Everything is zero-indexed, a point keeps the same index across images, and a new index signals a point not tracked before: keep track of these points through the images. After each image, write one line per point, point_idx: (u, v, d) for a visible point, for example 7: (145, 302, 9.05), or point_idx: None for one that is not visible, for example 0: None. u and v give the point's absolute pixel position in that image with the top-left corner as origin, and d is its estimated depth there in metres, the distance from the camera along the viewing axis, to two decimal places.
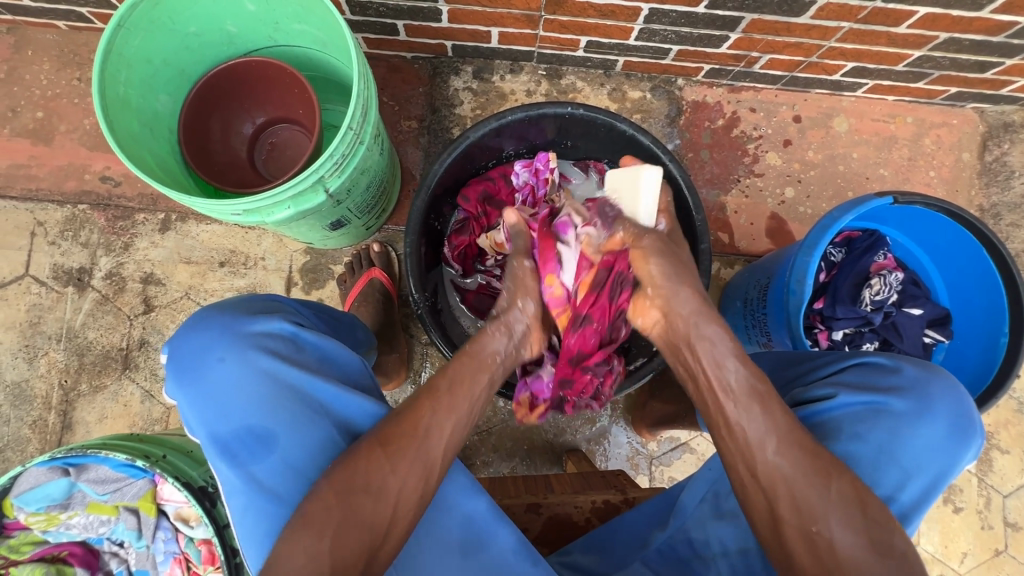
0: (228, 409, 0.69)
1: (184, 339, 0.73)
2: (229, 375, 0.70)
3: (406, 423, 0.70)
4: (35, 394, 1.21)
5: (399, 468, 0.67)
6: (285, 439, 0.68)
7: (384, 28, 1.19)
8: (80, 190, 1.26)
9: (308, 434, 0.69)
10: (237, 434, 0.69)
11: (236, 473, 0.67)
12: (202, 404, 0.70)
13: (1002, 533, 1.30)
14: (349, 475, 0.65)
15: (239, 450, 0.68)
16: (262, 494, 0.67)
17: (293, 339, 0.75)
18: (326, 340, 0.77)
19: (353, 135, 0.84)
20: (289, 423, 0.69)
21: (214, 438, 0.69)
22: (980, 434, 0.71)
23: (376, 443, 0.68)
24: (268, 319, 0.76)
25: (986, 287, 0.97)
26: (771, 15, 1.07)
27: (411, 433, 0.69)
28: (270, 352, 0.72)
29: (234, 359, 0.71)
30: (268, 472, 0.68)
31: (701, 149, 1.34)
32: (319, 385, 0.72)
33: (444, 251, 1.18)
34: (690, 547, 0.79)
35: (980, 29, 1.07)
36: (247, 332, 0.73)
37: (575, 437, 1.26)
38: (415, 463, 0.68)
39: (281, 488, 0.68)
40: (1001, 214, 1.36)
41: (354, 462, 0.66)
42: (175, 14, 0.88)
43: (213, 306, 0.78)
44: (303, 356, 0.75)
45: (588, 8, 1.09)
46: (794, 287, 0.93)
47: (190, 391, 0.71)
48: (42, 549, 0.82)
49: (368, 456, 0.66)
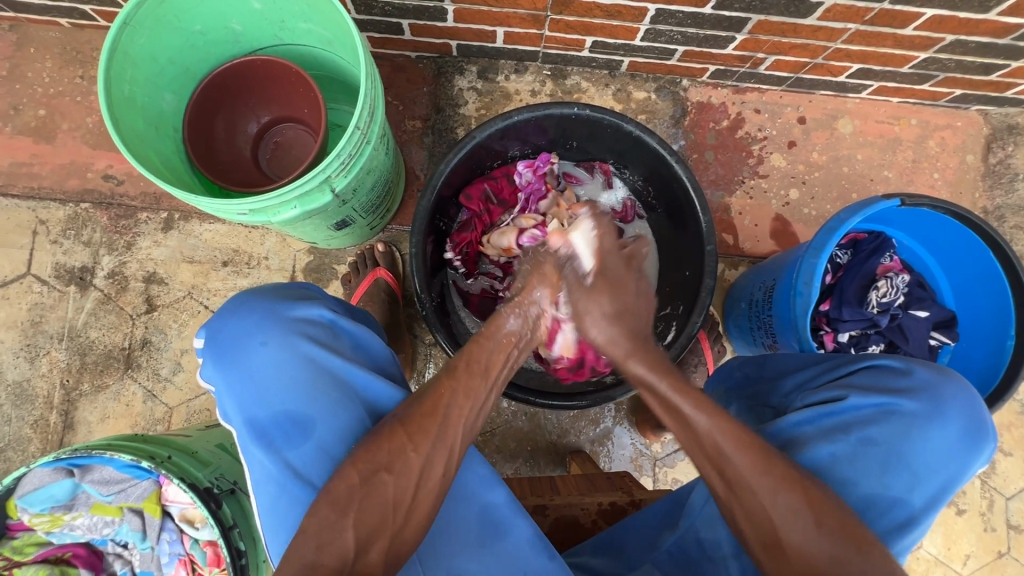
0: (268, 393, 0.70)
1: (225, 322, 0.74)
2: (270, 358, 0.71)
3: (427, 403, 0.70)
4: (36, 394, 1.20)
5: (421, 448, 0.67)
6: (322, 424, 0.69)
7: (389, 28, 1.19)
8: (82, 189, 1.25)
9: (344, 420, 0.70)
10: (276, 418, 0.69)
11: (272, 457, 0.68)
12: (242, 386, 0.70)
13: (1005, 535, 1.30)
14: (370, 455, 0.65)
15: (275, 436, 0.69)
16: (295, 478, 0.68)
17: (330, 326, 0.76)
18: (362, 329, 0.78)
19: (360, 135, 0.84)
20: (327, 409, 0.70)
21: (251, 421, 0.69)
22: (991, 438, 0.71)
23: (397, 425, 0.68)
24: (309, 304, 0.76)
25: (992, 290, 0.97)
26: (777, 16, 1.07)
27: (431, 412, 0.69)
28: (311, 337, 0.73)
29: (277, 342, 0.72)
30: (303, 458, 0.68)
31: (705, 150, 1.34)
32: (357, 371, 0.73)
33: (447, 249, 1.16)
34: (701, 548, 0.79)
35: (987, 31, 1.07)
36: (290, 316, 0.74)
37: (579, 438, 1.26)
38: (435, 444, 0.68)
39: (315, 473, 0.68)
40: (1004, 216, 1.36)
41: (376, 443, 0.66)
42: (180, 12, 0.88)
43: (253, 291, 0.80)
44: (341, 343, 0.75)
45: (595, 8, 1.09)
46: (801, 289, 0.93)
47: (229, 374, 0.71)
48: (46, 550, 0.81)
49: (390, 436, 0.67)
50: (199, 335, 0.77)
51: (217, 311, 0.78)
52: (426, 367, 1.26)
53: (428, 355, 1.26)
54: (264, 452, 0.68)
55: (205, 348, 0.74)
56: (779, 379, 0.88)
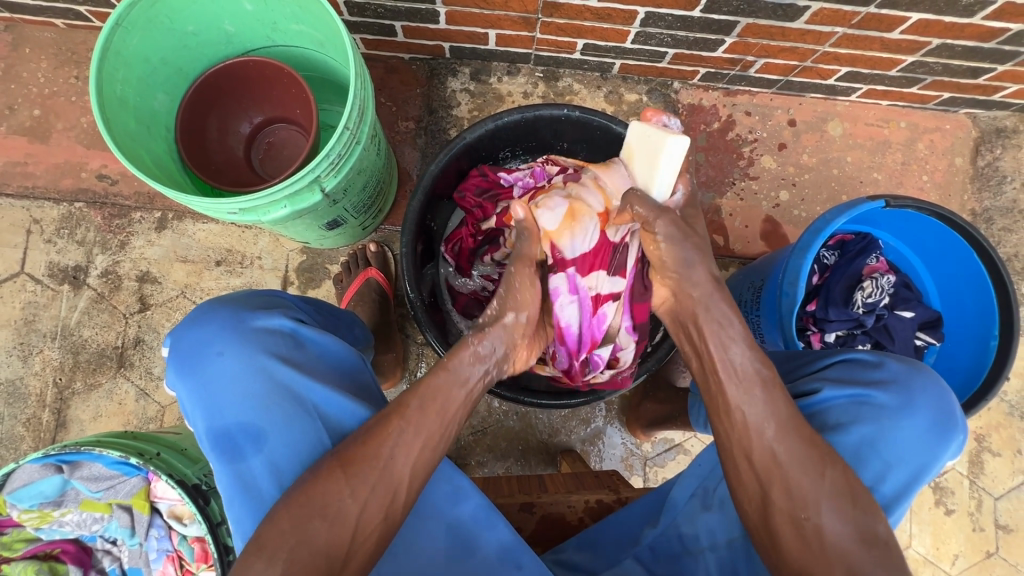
0: (223, 405, 0.70)
1: (187, 332, 0.75)
2: (227, 368, 0.71)
3: (371, 443, 0.68)
4: (29, 392, 1.21)
5: (358, 493, 0.66)
6: (275, 436, 0.70)
7: (382, 30, 1.20)
8: (76, 188, 1.26)
9: (296, 433, 0.70)
10: (231, 429, 0.70)
11: (225, 471, 0.69)
12: (200, 396, 0.71)
13: (993, 535, 1.31)
14: (304, 500, 0.64)
15: (230, 446, 0.69)
16: (246, 493, 0.68)
17: (293, 336, 0.77)
18: (324, 337, 0.79)
19: (350, 135, 0.85)
20: (282, 421, 0.70)
21: (206, 431, 0.71)
22: (962, 429, 0.71)
23: (336, 463, 0.67)
24: (270, 315, 0.77)
25: (976, 290, 0.98)
26: (765, 20, 1.08)
27: (373, 454, 0.68)
28: (270, 349, 0.73)
29: (233, 353, 0.72)
30: (255, 471, 0.69)
31: (696, 152, 1.35)
32: (312, 385, 0.73)
33: (441, 249, 1.19)
34: (681, 543, 0.79)
35: (973, 35, 1.08)
36: (250, 327, 0.74)
37: (569, 438, 1.26)
38: (376, 489, 0.67)
39: (266, 486, 0.69)
40: (993, 218, 1.37)
41: (312, 484, 0.65)
42: (174, 13, 0.89)
43: (215, 301, 0.80)
44: (302, 352, 0.76)
45: (585, 11, 1.10)
46: (787, 289, 0.94)
47: (188, 384, 0.72)
48: (36, 545, 0.82)
49: (328, 476, 0.66)
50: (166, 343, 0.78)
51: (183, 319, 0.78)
52: (418, 367, 1.27)
53: (419, 355, 1.27)
54: (217, 463, 0.69)
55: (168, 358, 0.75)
56: None
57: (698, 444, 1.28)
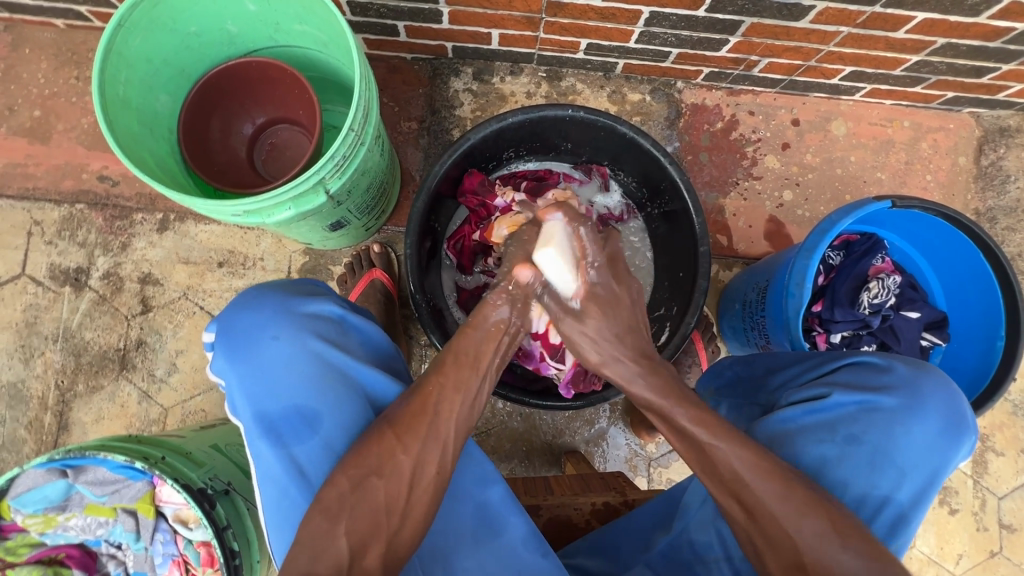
0: (278, 386, 0.69)
1: (236, 317, 0.74)
2: (280, 353, 0.71)
3: (416, 401, 0.70)
4: (31, 395, 1.20)
5: (411, 448, 0.67)
6: (329, 420, 0.69)
7: (384, 30, 1.19)
8: (77, 189, 1.25)
9: (349, 417, 0.70)
10: (285, 413, 0.69)
11: (277, 454, 0.68)
12: (252, 379, 0.70)
13: (997, 535, 1.31)
14: (359, 459, 0.65)
15: (284, 430, 0.69)
16: (299, 478, 0.68)
17: (340, 322, 0.77)
18: (370, 325, 0.79)
19: (355, 136, 0.84)
20: (334, 404, 0.70)
21: (255, 417, 0.70)
22: (973, 430, 0.72)
23: (385, 425, 0.68)
24: (319, 301, 0.77)
25: (983, 291, 0.98)
26: (770, 19, 1.07)
27: (418, 410, 0.69)
28: (321, 334, 0.73)
29: (288, 337, 0.72)
30: (308, 455, 0.68)
31: (700, 152, 1.35)
32: (363, 370, 0.73)
33: (447, 246, 1.20)
34: (692, 549, 0.79)
35: (978, 34, 1.08)
36: (301, 312, 0.74)
37: (574, 439, 1.26)
38: (426, 441, 0.68)
39: (318, 470, 0.68)
40: (996, 218, 1.37)
41: (365, 446, 0.66)
42: (175, 14, 0.88)
43: (263, 288, 0.80)
44: (349, 339, 0.76)
45: (589, 11, 1.09)
46: (794, 290, 0.94)
47: (240, 367, 0.71)
48: (39, 551, 0.81)
49: (380, 439, 0.67)
50: (209, 329, 0.77)
51: (229, 305, 0.78)
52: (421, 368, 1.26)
53: (423, 356, 1.27)
54: (268, 448, 0.68)
55: (214, 343, 0.75)
56: (769, 377, 0.89)
57: None
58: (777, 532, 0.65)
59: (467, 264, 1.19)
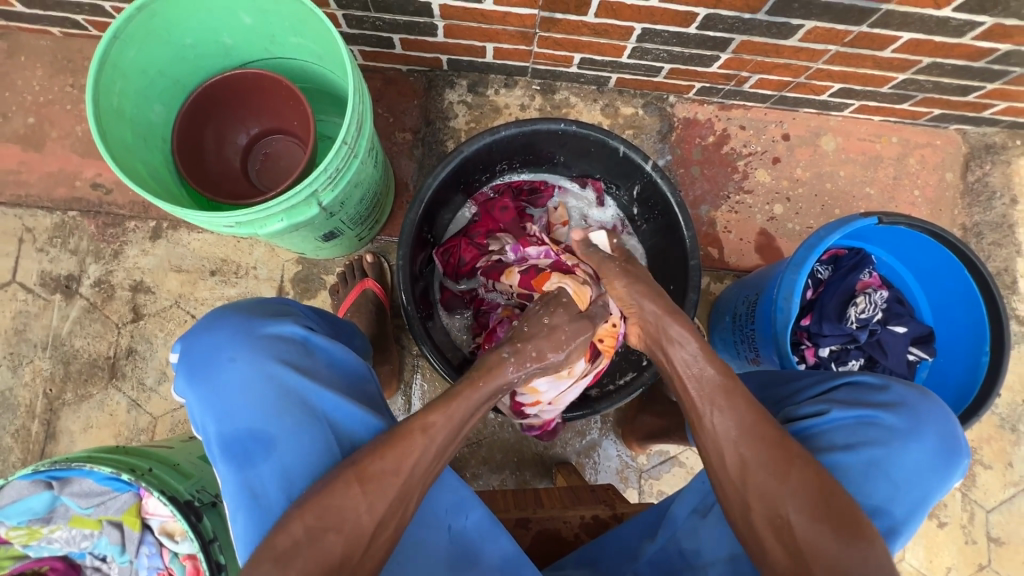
0: (235, 411, 0.70)
1: (197, 337, 0.74)
2: (239, 375, 0.71)
3: (390, 458, 0.67)
4: (18, 403, 1.19)
5: (375, 506, 0.66)
6: (287, 446, 0.69)
7: (380, 42, 1.21)
8: (70, 197, 1.25)
9: (306, 441, 0.70)
10: (242, 436, 0.69)
11: (235, 478, 0.68)
12: (210, 402, 0.71)
13: (985, 547, 1.31)
14: (320, 510, 0.64)
15: (241, 453, 0.69)
16: (253, 502, 0.68)
17: (304, 343, 0.77)
18: (335, 345, 0.79)
19: (348, 149, 0.85)
20: (294, 430, 0.70)
21: (216, 437, 0.70)
22: (968, 453, 0.72)
23: (354, 475, 0.66)
24: (282, 323, 0.77)
25: (968, 306, 0.99)
26: (760, 37, 1.09)
27: (394, 467, 0.67)
28: (281, 356, 0.73)
29: (246, 360, 0.72)
30: (265, 478, 0.69)
31: (691, 165, 1.36)
32: (323, 393, 0.72)
33: (434, 253, 1.17)
34: (682, 557, 0.79)
35: (962, 54, 1.10)
36: (262, 334, 0.74)
37: (565, 450, 1.26)
38: (394, 499, 0.67)
39: (273, 493, 0.69)
40: (982, 233, 1.39)
41: (329, 495, 0.65)
42: (172, 26, 0.89)
43: (229, 307, 0.80)
44: (312, 361, 0.76)
45: (582, 27, 1.11)
46: (781, 304, 0.95)
47: (200, 390, 0.71)
48: (24, 563, 0.81)
49: (345, 490, 0.65)
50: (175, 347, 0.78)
51: (193, 325, 0.78)
52: (413, 378, 1.26)
53: (415, 366, 1.27)
54: (225, 470, 0.69)
55: (178, 362, 0.75)
56: (766, 393, 0.89)
57: (693, 457, 1.28)
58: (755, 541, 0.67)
59: (457, 273, 1.17)
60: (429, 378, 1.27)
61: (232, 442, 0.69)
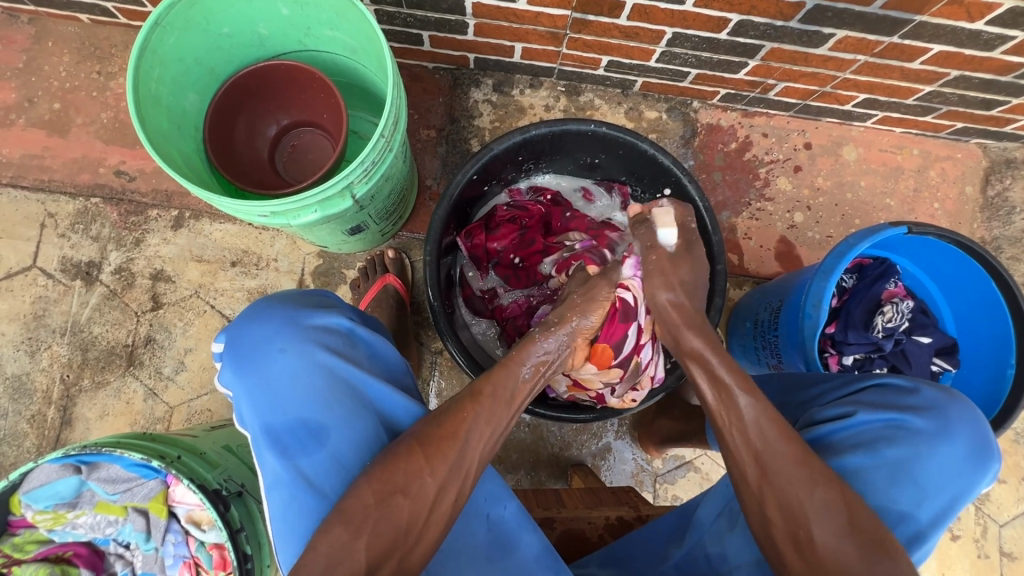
0: (285, 401, 0.70)
1: (243, 329, 0.75)
2: (288, 365, 0.71)
3: (447, 424, 0.69)
4: (35, 388, 1.19)
5: (438, 472, 0.66)
6: (336, 434, 0.69)
7: (408, 38, 1.21)
8: (93, 183, 1.25)
9: (356, 429, 0.70)
10: (291, 426, 0.69)
11: (286, 468, 0.68)
12: (259, 393, 0.71)
13: (998, 562, 1.31)
14: (385, 475, 0.65)
15: (290, 444, 0.69)
16: (302, 491, 0.67)
17: (348, 335, 0.77)
18: (377, 338, 0.79)
19: (383, 144, 0.85)
20: (343, 418, 0.70)
21: (264, 429, 0.70)
22: (998, 458, 0.72)
23: (416, 443, 0.67)
24: (327, 314, 0.77)
25: (994, 318, 0.99)
26: (790, 45, 1.10)
27: (451, 435, 0.69)
28: (327, 346, 0.73)
29: (294, 350, 0.72)
30: (315, 467, 0.68)
31: (713, 171, 1.37)
32: (371, 383, 0.73)
33: (458, 240, 1.15)
34: (708, 563, 0.77)
35: (991, 68, 1.10)
36: (309, 325, 0.74)
37: (580, 452, 1.26)
38: (454, 468, 0.68)
39: (325, 482, 0.68)
40: (1001, 247, 1.39)
41: (393, 461, 0.66)
42: (210, 14, 0.89)
43: (270, 298, 0.80)
44: (357, 352, 0.76)
45: (613, 29, 1.11)
46: (810, 311, 0.94)
47: (248, 381, 0.71)
48: (47, 548, 0.82)
49: (409, 456, 0.66)
50: (216, 340, 0.78)
51: (237, 317, 0.78)
52: (431, 375, 1.26)
53: (434, 363, 1.27)
54: (274, 460, 0.68)
55: (223, 354, 0.75)
56: (789, 396, 0.89)
57: (709, 462, 1.27)
58: (784, 553, 0.65)
59: (490, 251, 1.17)
60: (447, 375, 1.27)
61: (278, 435, 0.69)
